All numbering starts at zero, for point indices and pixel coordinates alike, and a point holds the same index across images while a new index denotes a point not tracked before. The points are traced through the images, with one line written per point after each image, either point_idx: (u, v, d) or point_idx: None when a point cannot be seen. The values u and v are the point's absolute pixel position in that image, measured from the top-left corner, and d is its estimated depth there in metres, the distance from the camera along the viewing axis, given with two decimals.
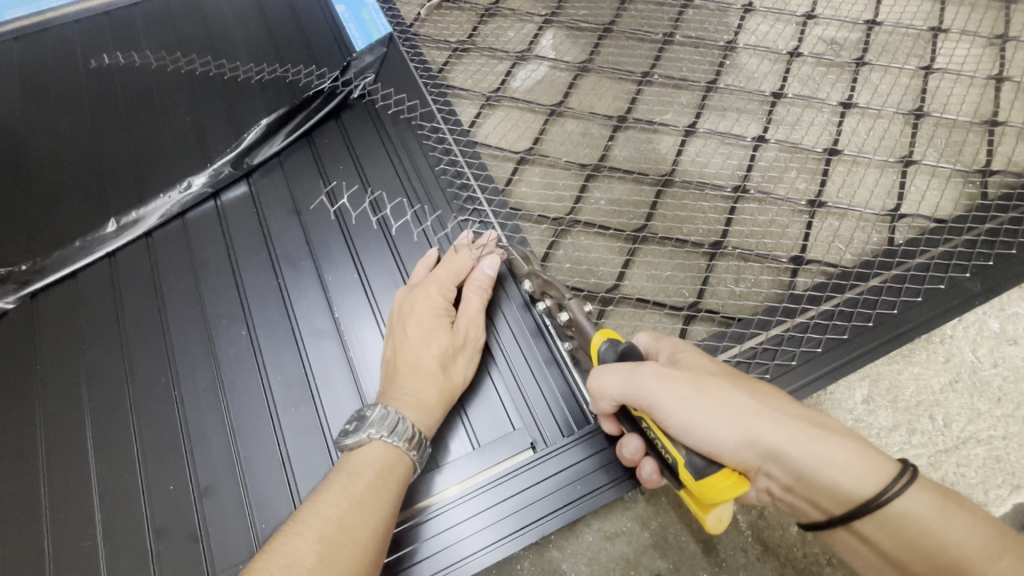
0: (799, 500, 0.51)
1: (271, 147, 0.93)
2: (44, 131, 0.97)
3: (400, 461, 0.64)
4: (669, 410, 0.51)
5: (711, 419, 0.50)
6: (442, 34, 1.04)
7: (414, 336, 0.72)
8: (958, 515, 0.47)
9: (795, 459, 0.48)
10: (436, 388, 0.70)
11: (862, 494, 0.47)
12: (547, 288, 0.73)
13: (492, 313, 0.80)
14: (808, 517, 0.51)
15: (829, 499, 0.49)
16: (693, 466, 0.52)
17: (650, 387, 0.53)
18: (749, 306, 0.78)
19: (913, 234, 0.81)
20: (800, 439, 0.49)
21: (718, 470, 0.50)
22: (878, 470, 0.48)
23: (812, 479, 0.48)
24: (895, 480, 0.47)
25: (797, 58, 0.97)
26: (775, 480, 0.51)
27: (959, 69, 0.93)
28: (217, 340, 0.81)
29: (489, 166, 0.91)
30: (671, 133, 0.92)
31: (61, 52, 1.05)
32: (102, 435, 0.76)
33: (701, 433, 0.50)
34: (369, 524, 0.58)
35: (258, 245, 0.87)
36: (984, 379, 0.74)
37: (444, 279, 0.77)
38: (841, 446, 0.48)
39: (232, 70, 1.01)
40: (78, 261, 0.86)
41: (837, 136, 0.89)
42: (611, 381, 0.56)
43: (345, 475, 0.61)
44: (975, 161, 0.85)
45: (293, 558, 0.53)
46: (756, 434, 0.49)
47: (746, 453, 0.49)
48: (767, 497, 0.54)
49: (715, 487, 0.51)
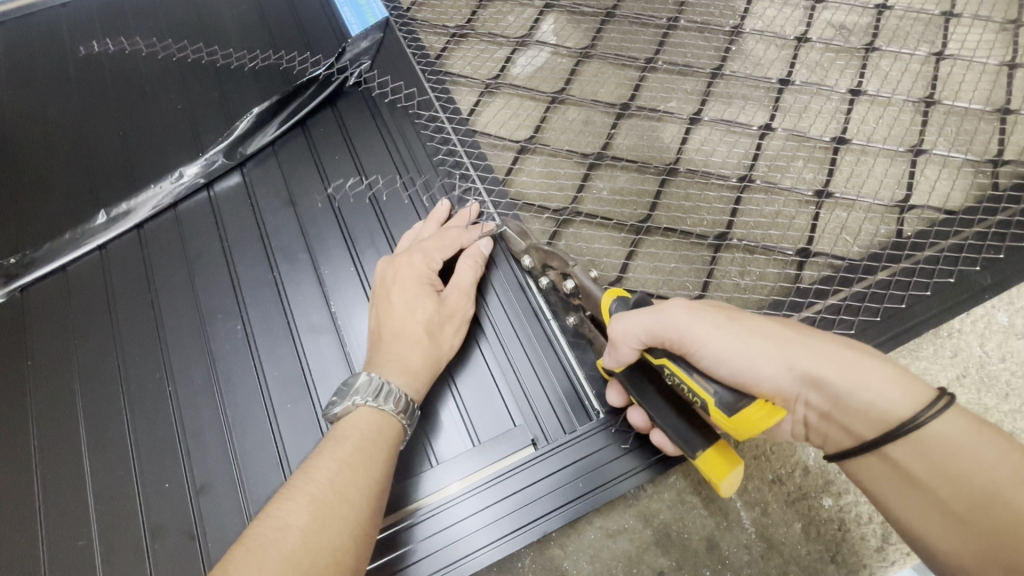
0: (833, 427, 0.53)
1: (264, 137, 0.91)
2: (29, 120, 0.95)
3: (389, 423, 0.63)
4: (702, 340, 0.54)
5: (747, 345, 0.53)
6: (440, 19, 1.01)
7: (398, 303, 0.71)
8: (992, 441, 0.48)
9: (833, 383, 0.50)
10: (421, 353, 0.69)
11: (896, 415, 0.49)
12: (550, 259, 0.75)
13: (486, 298, 0.79)
14: (839, 444, 0.54)
15: (865, 423, 0.51)
16: (723, 403, 0.53)
17: (681, 321, 0.55)
18: (754, 300, 0.77)
19: (922, 225, 0.79)
20: (838, 363, 0.51)
21: (752, 402, 0.52)
22: (918, 394, 0.49)
23: (848, 402, 0.50)
24: (936, 403, 0.48)
25: (806, 44, 0.94)
26: (812, 406, 0.53)
27: (971, 55, 0.90)
28: (212, 334, 0.79)
29: (489, 156, 0.89)
30: (675, 121, 0.89)
31: (47, 37, 1.02)
32: (95, 431, 0.75)
33: (737, 360, 0.53)
34: (362, 485, 0.56)
35: (252, 237, 0.85)
36: (992, 374, 0.73)
37: (429, 246, 0.76)
38: (879, 371, 0.50)
39: (224, 55, 0.98)
40: (67, 254, 0.84)
41: (845, 125, 0.87)
42: (636, 321, 0.57)
43: (334, 441, 0.60)
44: (987, 151, 0.83)
45: (287, 520, 0.52)
46: (790, 357, 0.52)
47: (785, 378, 0.52)
48: (801, 428, 0.57)
49: (751, 419, 0.52)
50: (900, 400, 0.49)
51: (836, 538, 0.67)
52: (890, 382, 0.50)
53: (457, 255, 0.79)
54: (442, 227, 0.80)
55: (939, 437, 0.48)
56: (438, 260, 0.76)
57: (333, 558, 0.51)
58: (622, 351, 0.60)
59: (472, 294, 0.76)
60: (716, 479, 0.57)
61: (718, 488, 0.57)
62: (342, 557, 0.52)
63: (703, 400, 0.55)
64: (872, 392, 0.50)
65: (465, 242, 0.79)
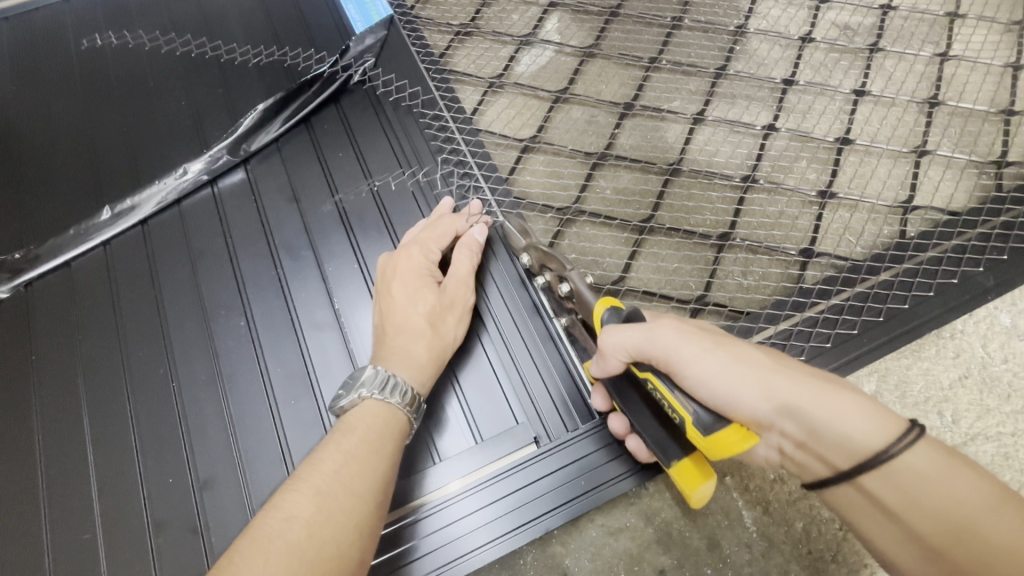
0: (808, 456, 0.53)
1: (268, 133, 0.91)
2: (34, 115, 0.95)
3: (395, 417, 0.63)
4: (688, 362, 0.53)
5: (731, 370, 0.52)
6: (445, 17, 1.01)
7: (400, 297, 0.72)
8: (962, 471, 0.49)
9: (809, 413, 0.51)
10: (426, 345, 0.69)
11: (871, 447, 0.49)
12: (547, 261, 0.73)
13: (486, 290, 0.79)
14: (815, 475, 0.54)
15: (839, 455, 0.51)
16: (700, 422, 0.54)
17: (670, 341, 0.54)
18: (757, 299, 0.77)
19: (926, 226, 0.79)
20: (816, 395, 0.51)
21: (727, 425, 0.53)
22: (891, 427, 0.50)
23: (824, 433, 0.51)
24: (907, 436, 0.49)
25: (810, 44, 0.94)
26: (787, 435, 0.53)
27: (975, 56, 0.90)
28: (216, 330, 0.79)
29: (493, 155, 0.89)
30: (679, 121, 0.89)
31: (52, 33, 1.02)
32: (99, 426, 0.75)
33: (718, 385, 0.52)
34: (367, 478, 0.57)
35: (256, 234, 0.85)
36: (994, 375, 0.73)
37: (425, 239, 0.76)
38: (854, 403, 0.51)
39: (229, 52, 0.98)
40: (72, 250, 0.84)
41: (849, 126, 0.87)
42: (626, 335, 0.57)
43: (339, 433, 0.60)
44: (991, 152, 0.83)
45: (292, 512, 0.53)
46: (772, 386, 0.52)
47: (762, 407, 0.52)
48: (776, 455, 0.56)
49: (726, 444, 0.53)
50: (874, 433, 0.50)
51: (838, 538, 0.67)
52: (865, 417, 0.50)
53: (453, 243, 0.79)
54: (439, 216, 0.80)
55: (910, 469, 0.49)
56: (435, 251, 0.76)
57: (339, 550, 0.52)
58: (608, 362, 0.59)
59: (471, 282, 0.76)
60: (688, 489, 0.59)
61: (691, 497, 0.59)
62: (348, 549, 0.52)
63: (682, 419, 0.56)
64: (847, 424, 0.50)
65: (460, 231, 0.79)
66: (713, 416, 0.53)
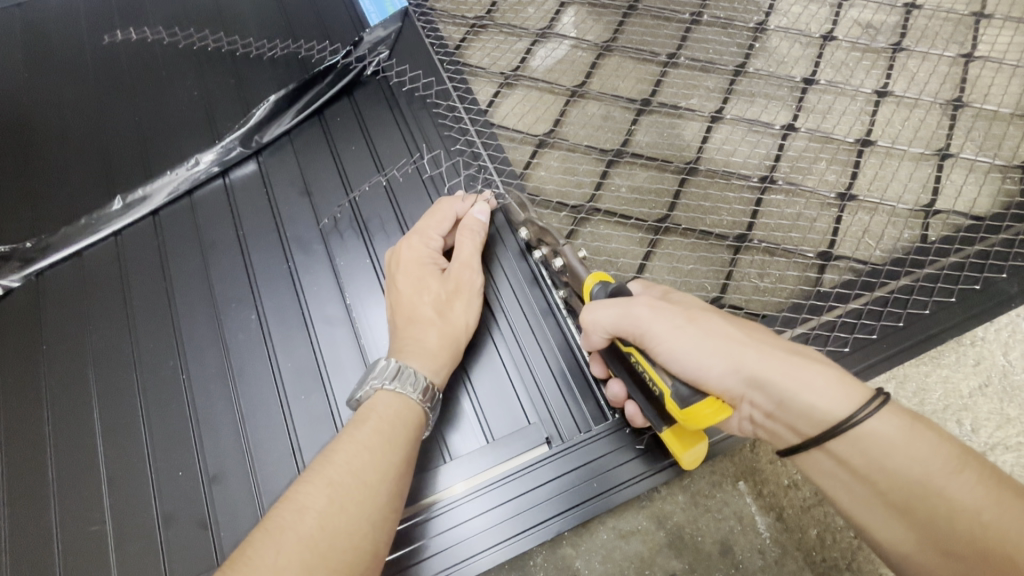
0: (778, 425, 0.54)
1: (280, 125, 0.90)
2: (47, 103, 0.94)
3: (409, 407, 0.62)
4: (661, 338, 0.54)
5: (701, 346, 0.53)
6: (459, 9, 1.00)
7: (405, 288, 0.71)
8: (923, 437, 0.49)
9: (776, 384, 0.51)
10: (436, 334, 0.68)
11: (835, 414, 0.50)
12: (543, 235, 0.75)
13: (495, 278, 0.79)
14: (786, 442, 0.54)
15: (806, 423, 0.51)
16: (677, 395, 0.54)
17: (644, 316, 0.55)
18: (773, 302, 0.76)
19: (948, 231, 0.78)
20: (783, 365, 0.51)
21: (702, 399, 0.53)
22: (854, 394, 0.50)
23: (791, 403, 0.51)
24: (870, 403, 0.49)
25: (832, 42, 0.92)
26: (757, 405, 0.53)
27: (1001, 57, 0.88)
28: (226, 324, 0.79)
29: (506, 149, 0.88)
30: (696, 119, 0.88)
31: (65, 20, 1.01)
32: (109, 418, 0.75)
33: (689, 360, 0.53)
34: (380, 468, 0.56)
35: (268, 226, 0.84)
36: (1015, 384, 0.72)
37: (424, 226, 0.75)
38: (819, 372, 0.51)
39: (243, 42, 0.97)
40: (83, 240, 0.84)
41: (871, 127, 0.86)
42: (605, 312, 0.57)
43: (354, 423, 0.60)
44: (1015, 156, 0.82)
45: (305, 503, 0.52)
46: (740, 358, 0.52)
47: (730, 380, 0.52)
48: (749, 425, 0.56)
49: (700, 415, 0.54)
50: (839, 401, 0.50)
51: (853, 546, 0.66)
52: (831, 385, 0.50)
53: (455, 227, 0.78)
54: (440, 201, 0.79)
55: (874, 434, 0.49)
56: (436, 238, 0.75)
57: (351, 542, 0.52)
58: (592, 338, 0.60)
59: (476, 265, 0.75)
60: (678, 452, 0.62)
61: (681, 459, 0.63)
62: (361, 542, 0.52)
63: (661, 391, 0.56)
64: (811, 391, 0.50)
65: (460, 214, 0.78)
66: (691, 389, 0.54)
